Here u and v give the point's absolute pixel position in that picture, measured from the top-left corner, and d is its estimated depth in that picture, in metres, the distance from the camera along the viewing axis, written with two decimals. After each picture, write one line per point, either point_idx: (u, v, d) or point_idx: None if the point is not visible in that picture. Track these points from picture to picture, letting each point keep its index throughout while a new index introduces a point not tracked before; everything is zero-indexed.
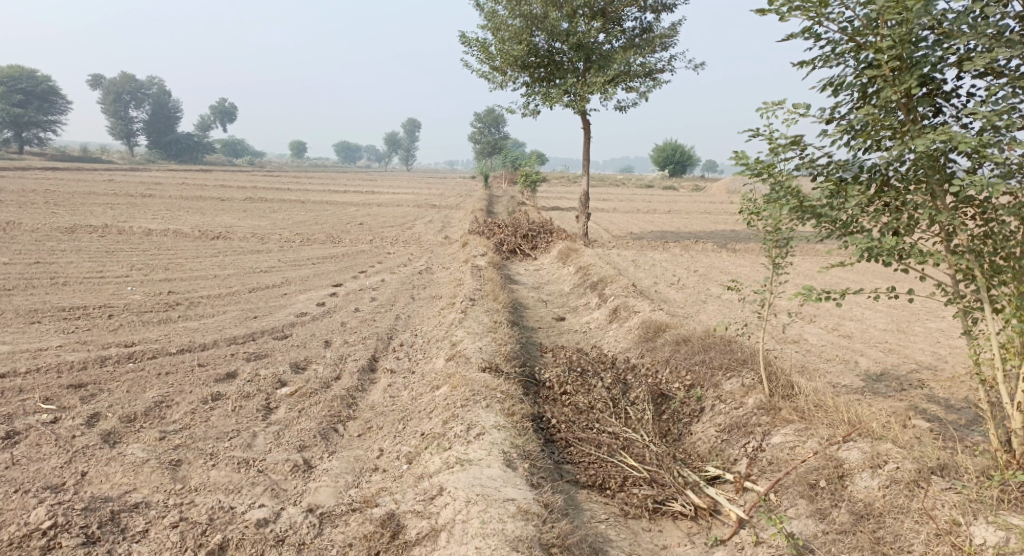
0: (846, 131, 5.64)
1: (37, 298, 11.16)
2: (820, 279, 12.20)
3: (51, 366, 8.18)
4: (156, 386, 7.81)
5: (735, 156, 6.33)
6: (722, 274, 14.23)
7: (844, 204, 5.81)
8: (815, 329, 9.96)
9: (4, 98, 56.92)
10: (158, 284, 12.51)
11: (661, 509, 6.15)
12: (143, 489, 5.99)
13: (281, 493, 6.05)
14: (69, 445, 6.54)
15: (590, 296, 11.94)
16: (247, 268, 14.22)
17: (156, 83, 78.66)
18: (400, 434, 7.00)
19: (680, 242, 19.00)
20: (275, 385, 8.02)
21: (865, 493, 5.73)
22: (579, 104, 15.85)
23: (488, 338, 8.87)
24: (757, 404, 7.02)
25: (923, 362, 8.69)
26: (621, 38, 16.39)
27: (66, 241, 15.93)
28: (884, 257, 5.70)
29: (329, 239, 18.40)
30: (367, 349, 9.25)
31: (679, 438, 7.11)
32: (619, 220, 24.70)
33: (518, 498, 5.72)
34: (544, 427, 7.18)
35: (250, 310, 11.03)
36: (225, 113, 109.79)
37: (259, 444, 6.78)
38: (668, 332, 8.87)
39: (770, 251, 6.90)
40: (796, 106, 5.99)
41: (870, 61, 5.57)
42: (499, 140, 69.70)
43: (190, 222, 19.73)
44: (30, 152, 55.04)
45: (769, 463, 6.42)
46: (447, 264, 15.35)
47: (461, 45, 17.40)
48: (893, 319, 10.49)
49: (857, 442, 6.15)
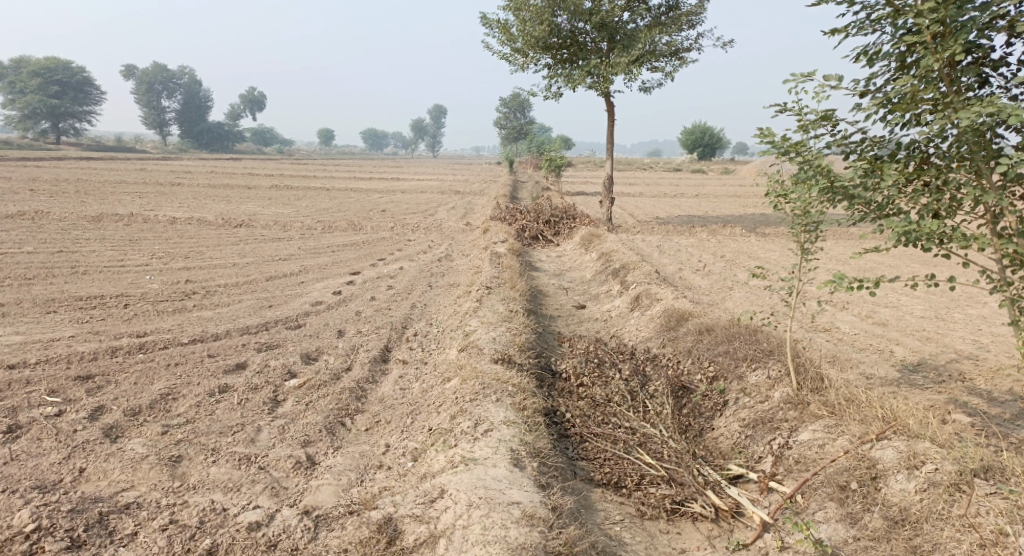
0: (881, 104, 5.21)
1: (55, 287, 11.04)
2: (853, 265, 11.71)
3: (61, 357, 8.01)
4: (164, 378, 7.59)
5: (760, 135, 5.92)
6: (750, 260, 13.75)
7: (879, 184, 5.36)
8: (847, 316, 9.51)
9: (40, 89, 57.58)
10: (177, 273, 12.34)
11: (679, 510, 5.82)
12: (140, 487, 5.79)
13: (281, 492, 5.83)
14: (69, 440, 6.35)
15: (612, 283, 11.55)
16: (267, 257, 14.02)
17: (187, 71, 78.84)
18: (408, 429, 6.72)
19: (707, 226, 18.48)
20: (284, 377, 7.77)
21: (900, 497, 5.33)
22: (603, 85, 15.40)
23: (502, 328, 8.53)
24: (783, 398, 6.65)
25: (963, 352, 8.21)
26: (646, 17, 15.86)
27: (91, 229, 15.87)
28: (922, 242, 5.25)
29: (351, 226, 18.16)
30: (380, 339, 8.97)
31: (700, 434, 6.76)
32: (645, 204, 24.20)
33: (524, 501, 5.41)
34: (558, 421, 6.87)
35: (265, 299, 10.79)
36: (257, 102, 109.88)
37: (262, 439, 6.53)
38: (690, 321, 8.48)
39: (799, 237, 6.48)
40: (827, 78, 5.59)
41: (909, 27, 5.12)
42: (524, 125, 69.07)
43: (215, 210, 19.60)
44: (66, 141, 55.76)
45: (796, 462, 6.03)
46: (467, 251, 15.04)
47: (482, 27, 17.00)
48: (931, 305, 9.99)
49: (892, 441, 5.74)
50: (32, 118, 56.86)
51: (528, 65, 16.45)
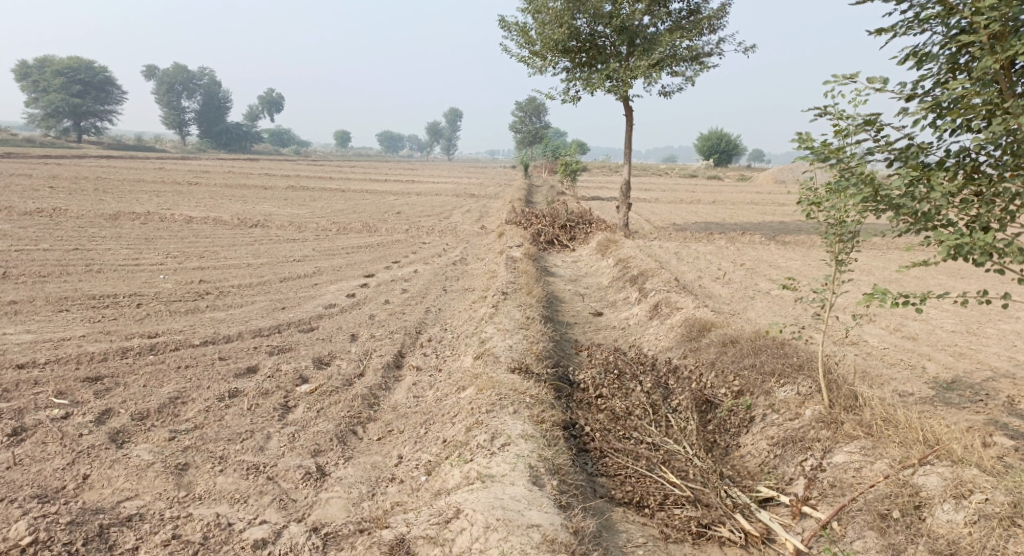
0: (931, 108, 4.93)
1: (69, 285, 10.88)
2: (880, 277, 11.38)
3: (70, 357, 7.81)
4: (173, 381, 7.38)
5: (798, 139, 5.63)
6: (772, 269, 13.42)
7: (927, 194, 5.07)
8: (874, 329, 9.20)
9: (62, 87, 57.84)
10: (191, 273, 12.16)
11: (706, 533, 5.57)
12: (144, 496, 5.59)
13: (289, 505, 5.61)
14: (74, 445, 6.14)
15: (630, 291, 11.27)
16: (282, 257, 13.84)
17: (206, 72, 79.39)
18: (421, 440, 6.48)
19: (725, 234, 18.16)
20: (295, 382, 7.54)
21: (947, 528, 5.05)
22: (622, 89, 15.14)
23: (519, 335, 8.27)
24: (815, 416, 6.38)
25: (998, 369, 7.88)
26: (667, 21, 15.58)
27: (107, 228, 15.74)
28: (974, 256, 4.97)
29: (366, 228, 17.98)
30: (394, 344, 8.74)
31: (727, 451, 6.51)
32: (662, 211, 23.88)
33: (545, 524, 5.14)
34: (577, 435, 6.59)
35: (279, 301, 10.59)
36: (275, 104, 110.21)
37: (271, 448, 6.30)
38: (713, 332, 8.21)
39: (832, 247, 6.18)
40: (871, 81, 5.33)
41: (962, 27, 4.84)
42: (540, 129, 68.76)
43: (231, 210, 19.45)
44: (86, 140, 56.26)
45: (831, 486, 5.77)
46: (483, 255, 14.80)
47: (501, 29, 16.77)
48: (961, 319, 9.65)
49: (935, 466, 5.46)
50: (55, 117, 57.10)
51: (546, 68, 16.20)
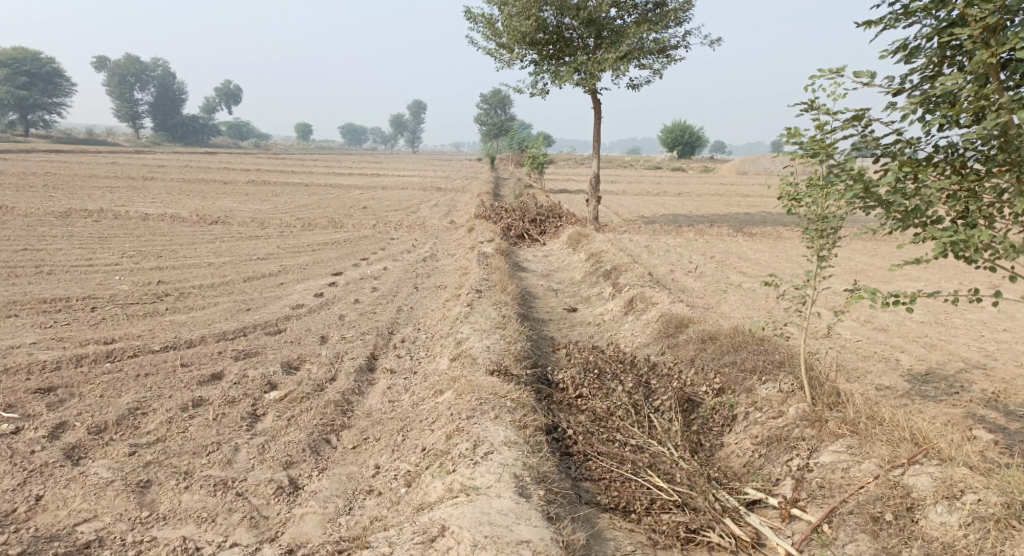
0: (923, 102, 4.83)
1: (18, 288, 10.39)
2: (849, 271, 11.39)
3: (20, 367, 7.40)
4: (133, 390, 7.03)
5: (786, 135, 5.48)
6: (742, 261, 13.38)
7: (920, 190, 4.97)
8: (847, 322, 9.16)
9: (8, 79, 55.90)
10: (148, 273, 11.70)
11: (695, 539, 5.42)
12: (104, 518, 5.32)
13: (261, 524, 5.39)
14: (26, 463, 5.79)
15: (604, 286, 11.10)
16: (245, 256, 13.42)
17: (160, 63, 77.59)
18: (399, 448, 6.24)
19: (693, 226, 18.12)
20: (263, 388, 7.23)
21: (941, 531, 5.01)
22: (590, 82, 14.97)
23: (495, 335, 8.05)
24: (799, 414, 6.25)
25: (970, 360, 7.88)
26: (634, 13, 15.43)
27: (58, 226, 15.13)
28: (968, 254, 4.88)
29: (332, 223, 17.59)
30: (366, 346, 8.47)
31: (711, 452, 6.38)
32: (630, 203, 23.79)
33: (535, 540, 4.96)
34: (559, 438, 6.38)
35: (243, 302, 10.22)
36: (232, 96, 108.68)
37: (240, 460, 6.01)
38: (691, 328, 8.08)
39: (812, 243, 6.01)
40: (859, 75, 5.23)
41: (953, 19, 4.76)
42: (505, 121, 68.39)
43: (189, 206, 18.86)
44: (36, 134, 54.57)
45: (819, 487, 5.67)
46: (453, 251, 14.54)
47: (467, 21, 16.47)
48: (930, 310, 9.67)
49: (925, 466, 5.41)
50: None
51: (513, 61, 15.96)
